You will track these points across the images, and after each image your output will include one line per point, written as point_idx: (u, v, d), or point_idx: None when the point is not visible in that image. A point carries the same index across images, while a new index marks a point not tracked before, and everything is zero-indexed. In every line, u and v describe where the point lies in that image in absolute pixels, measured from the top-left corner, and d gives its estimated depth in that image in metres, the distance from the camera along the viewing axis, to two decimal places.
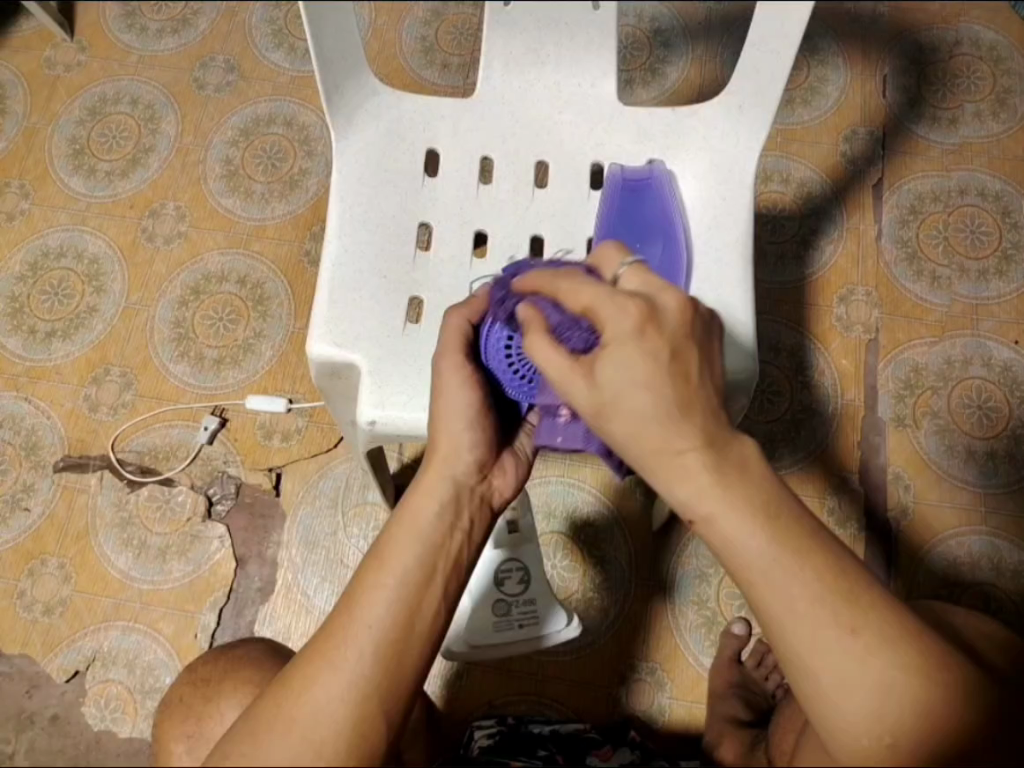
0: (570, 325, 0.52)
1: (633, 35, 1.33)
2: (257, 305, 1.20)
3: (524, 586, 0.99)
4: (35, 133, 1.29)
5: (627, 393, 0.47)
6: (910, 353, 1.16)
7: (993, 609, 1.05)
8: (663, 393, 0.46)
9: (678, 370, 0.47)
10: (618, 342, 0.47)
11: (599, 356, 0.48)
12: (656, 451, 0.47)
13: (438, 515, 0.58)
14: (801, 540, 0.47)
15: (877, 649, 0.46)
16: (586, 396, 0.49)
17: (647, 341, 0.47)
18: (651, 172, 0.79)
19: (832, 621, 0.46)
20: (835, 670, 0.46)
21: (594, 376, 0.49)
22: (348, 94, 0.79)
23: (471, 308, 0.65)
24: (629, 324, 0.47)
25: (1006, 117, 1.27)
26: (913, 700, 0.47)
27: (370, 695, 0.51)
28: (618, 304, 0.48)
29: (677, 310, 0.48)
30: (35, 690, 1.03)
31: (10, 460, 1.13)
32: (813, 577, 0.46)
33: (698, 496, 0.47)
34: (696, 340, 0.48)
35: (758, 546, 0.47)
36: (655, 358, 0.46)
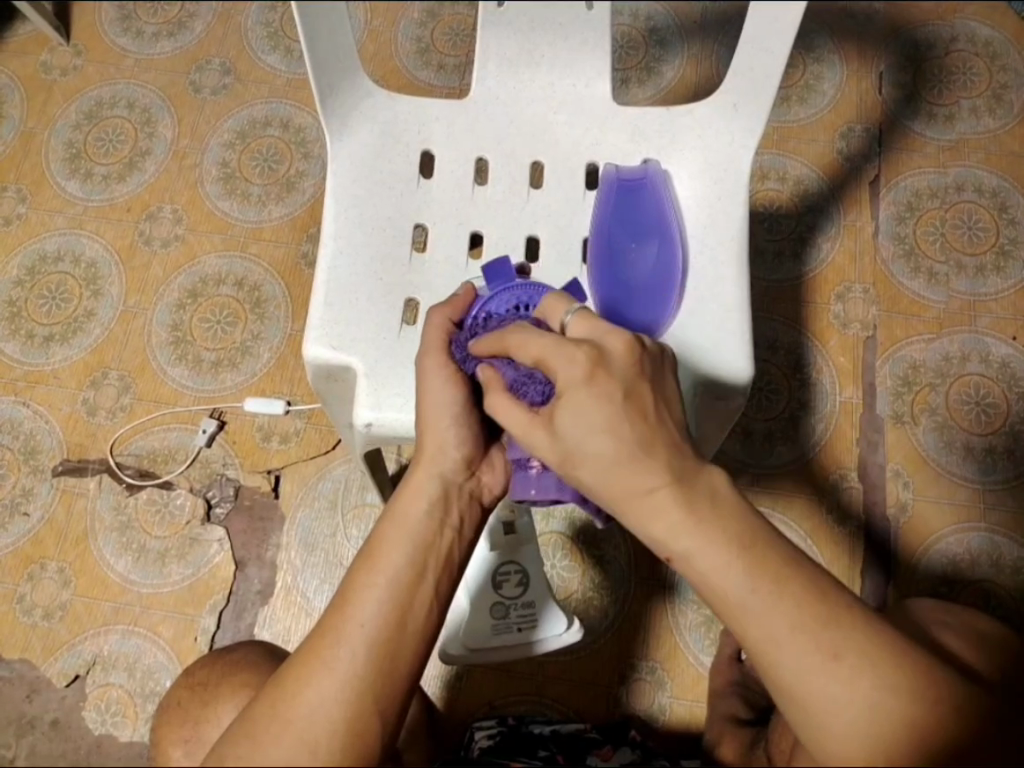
0: (525, 379, 0.57)
1: (629, 34, 1.33)
2: (255, 307, 1.20)
3: (523, 588, 0.99)
4: (31, 137, 1.29)
5: (585, 440, 0.50)
6: (907, 350, 1.16)
7: (993, 606, 1.05)
8: (622, 436, 0.49)
9: (633, 409, 0.50)
10: (571, 389, 0.51)
11: (556, 406, 0.51)
12: (623, 493, 0.50)
13: (427, 513, 0.59)
14: (777, 573, 0.47)
15: (863, 669, 0.46)
16: (549, 447, 0.52)
17: (597, 386, 0.50)
18: (646, 172, 0.79)
19: (813, 648, 0.46)
20: (821, 693, 0.46)
21: (553, 426, 0.52)
22: (342, 95, 0.79)
23: (452, 309, 0.67)
24: (579, 371, 0.51)
25: (1003, 113, 1.27)
26: (905, 717, 0.46)
27: (364, 693, 0.52)
28: (567, 354, 0.51)
29: (622, 353, 0.51)
30: (35, 694, 1.03)
31: (9, 464, 1.13)
32: (791, 606, 0.47)
33: (673, 533, 0.49)
34: (645, 378, 0.51)
35: (736, 580, 0.47)
36: (609, 400, 0.49)
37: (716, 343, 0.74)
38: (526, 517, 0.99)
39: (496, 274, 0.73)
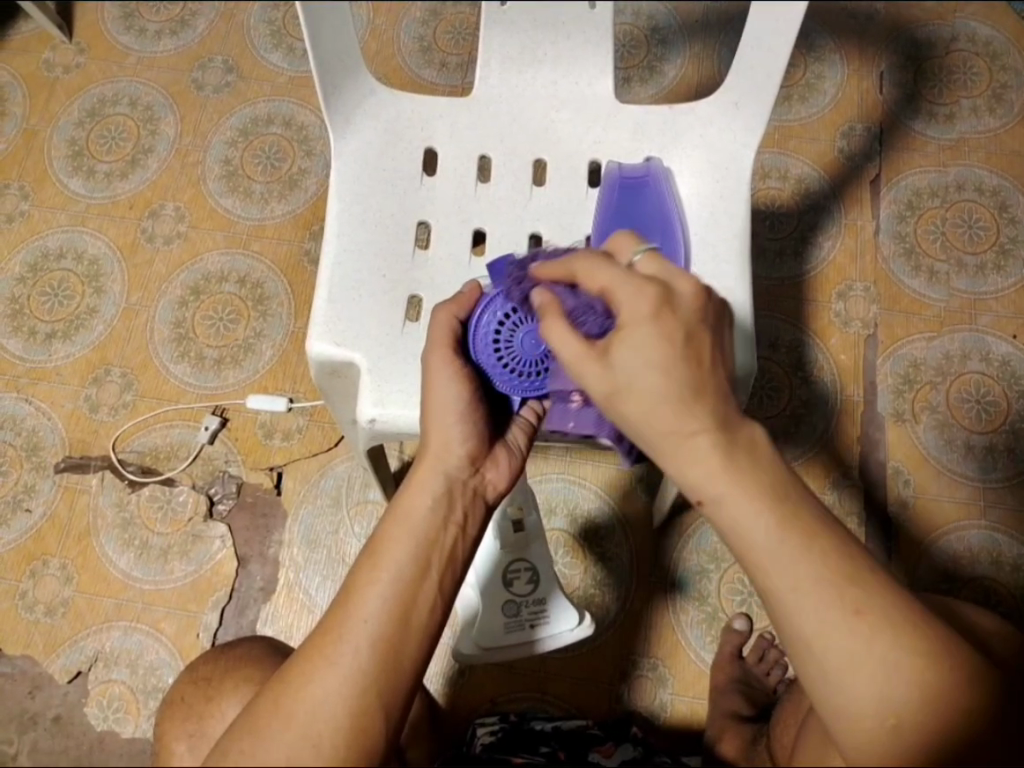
0: (586, 309, 0.55)
1: (631, 33, 1.33)
2: (257, 304, 1.20)
3: (532, 586, 0.99)
4: (34, 135, 1.29)
5: (642, 375, 0.48)
6: (908, 348, 1.17)
7: (993, 602, 1.05)
8: (678, 377, 0.48)
9: (692, 351, 0.49)
10: (634, 324, 0.49)
11: (614, 340, 0.50)
12: (665, 433, 0.49)
13: (432, 509, 0.59)
14: (808, 526, 0.48)
15: (882, 629, 0.46)
16: (598, 379, 0.50)
17: (662, 323, 0.49)
18: (648, 170, 0.79)
19: (836, 602, 0.46)
20: (838, 648, 0.46)
21: (607, 360, 0.50)
22: (346, 94, 0.79)
23: (459, 304, 0.66)
24: (645, 307, 0.49)
25: (1003, 112, 1.27)
26: (920, 679, 0.46)
27: (367, 687, 0.52)
28: (636, 288, 0.51)
29: (690, 299, 0.51)
30: (37, 691, 1.03)
31: (11, 461, 1.13)
32: (817, 557, 0.47)
33: (708, 477, 0.48)
34: (707, 326, 0.50)
35: (764, 527, 0.47)
36: (670, 340, 0.49)
37: None
38: (533, 515, 0.98)
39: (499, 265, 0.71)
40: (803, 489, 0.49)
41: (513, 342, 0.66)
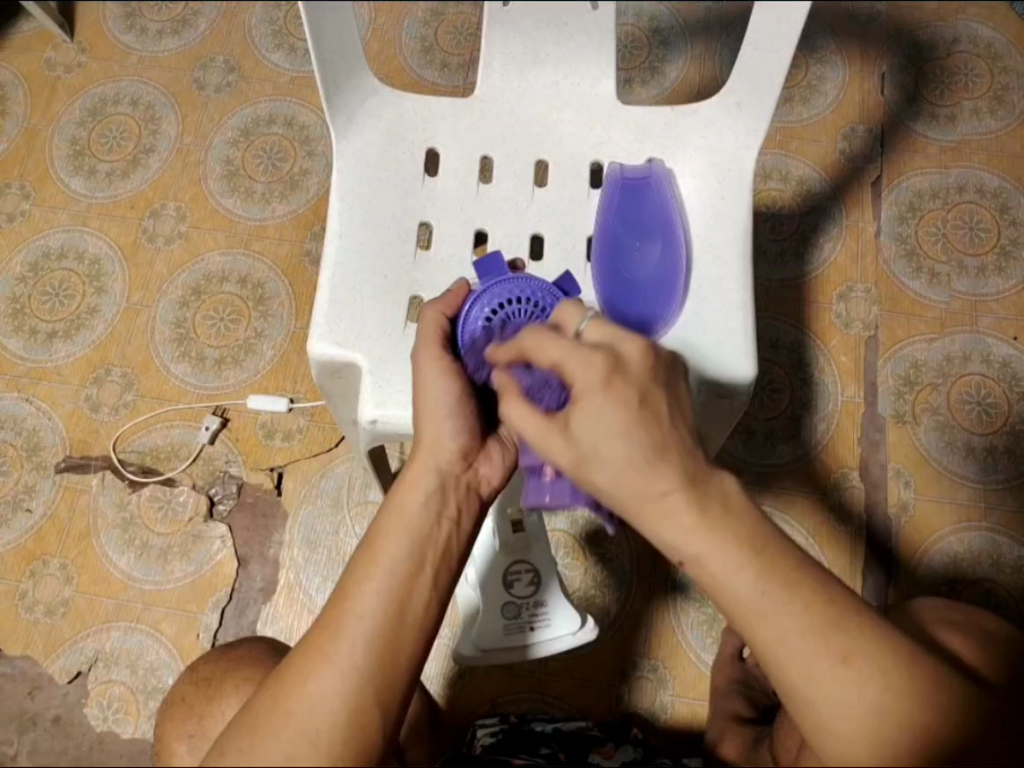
0: (543, 384, 0.58)
1: (632, 33, 1.33)
2: (258, 305, 1.20)
3: (533, 587, 0.99)
4: (35, 134, 1.29)
5: (603, 443, 0.48)
6: (909, 350, 1.17)
7: (993, 604, 1.05)
8: (641, 440, 0.48)
9: (649, 414, 0.48)
10: (588, 395, 0.49)
11: (572, 411, 0.50)
12: (637, 496, 0.48)
13: (425, 505, 0.59)
14: (788, 577, 0.47)
15: (872, 674, 0.46)
16: (563, 452, 0.51)
17: (614, 390, 0.49)
18: (650, 171, 0.79)
19: (826, 650, 0.46)
20: (829, 696, 0.46)
21: (570, 432, 0.50)
22: (348, 94, 0.79)
23: (445, 303, 0.68)
24: (596, 377, 0.49)
25: (1004, 114, 1.27)
26: (909, 717, 0.47)
27: (365, 683, 0.52)
28: (585, 359, 0.50)
29: (640, 360, 0.50)
30: (37, 691, 1.03)
31: (11, 461, 1.13)
32: (801, 607, 0.47)
33: (686, 536, 0.48)
34: (661, 384, 0.50)
35: (746, 582, 0.47)
36: (626, 405, 0.48)
37: (720, 340, 0.74)
38: (532, 515, 0.99)
39: (489, 268, 0.75)
40: (779, 536, 0.49)
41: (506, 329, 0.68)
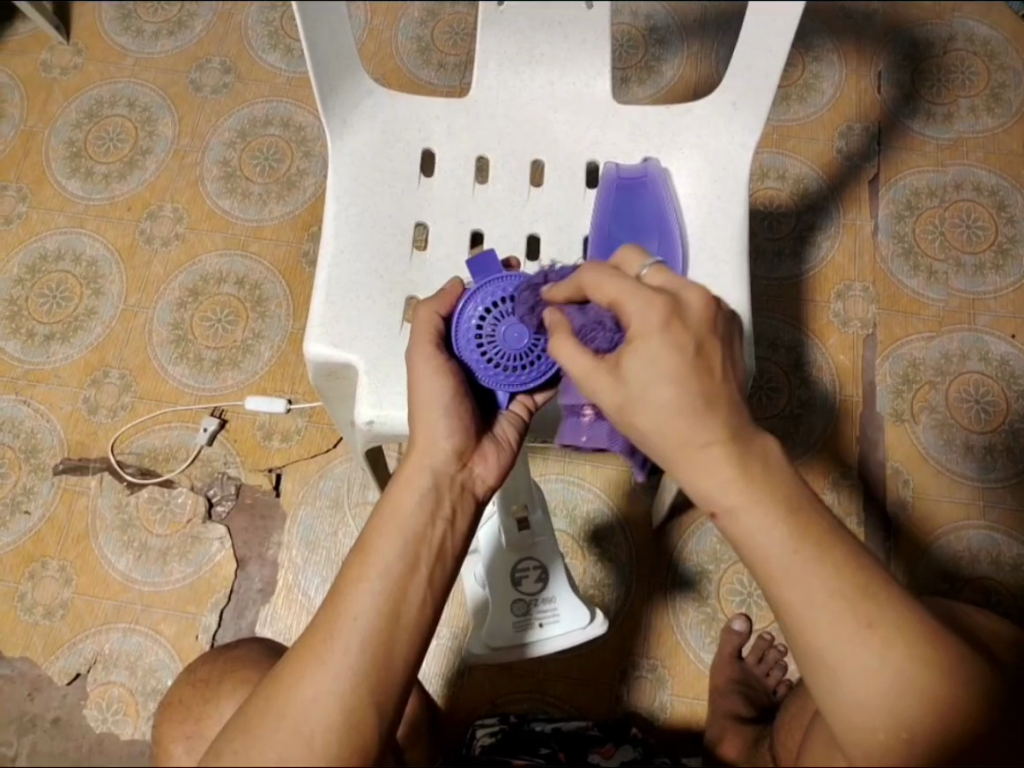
0: (595, 325, 0.56)
1: (629, 33, 1.33)
2: (256, 306, 1.20)
3: (541, 586, 0.99)
4: (32, 136, 1.29)
5: (654, 384, 0.49)
6: (907, 348, 1.17)
7: (992, 602, 1.05)
8: (690, 385, 0.48)
9: (702, 364, 0.49)
10: (645, 336, 0.49)
11: (625, 351, 0.50)
12: (680, 443, 0.49)
13: (419, 503, 0.59)
14: (821, 537, 0.48)
15: (896, 640, 0.47)
16: (610, 391, 0.51)
17: (672, 334, 0.49)
18: (646, 170, 0.78)
19: (849, 613, 0.47)
20: (849, 656, 0.47)
21: (619, 371, 0.51)
22: (342, 95, 0.78)
23: (441, 302, 0.67)
24: (655, 319, 0.49)
25: (1001, 112, 1.27)
26: (929, 689, 0.47)
27: (359, 685, 0.52)
28: (645, 300, 0.50)
29: (700, 309, 0.50)
30: (37, 693, 1.03)
31: (9, 463, 1.13)
32: (832, 572, 0.48)
33: (724, 488, 0.49)
34: (718, 335, 0.50)
35: (779, 540, 0.48)
36: (680, 351, 0.48)
37: None
38: (538, 513, 0.97)
39: (481, 268, 0.69)
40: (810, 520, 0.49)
41: (496, 334, 0.66)
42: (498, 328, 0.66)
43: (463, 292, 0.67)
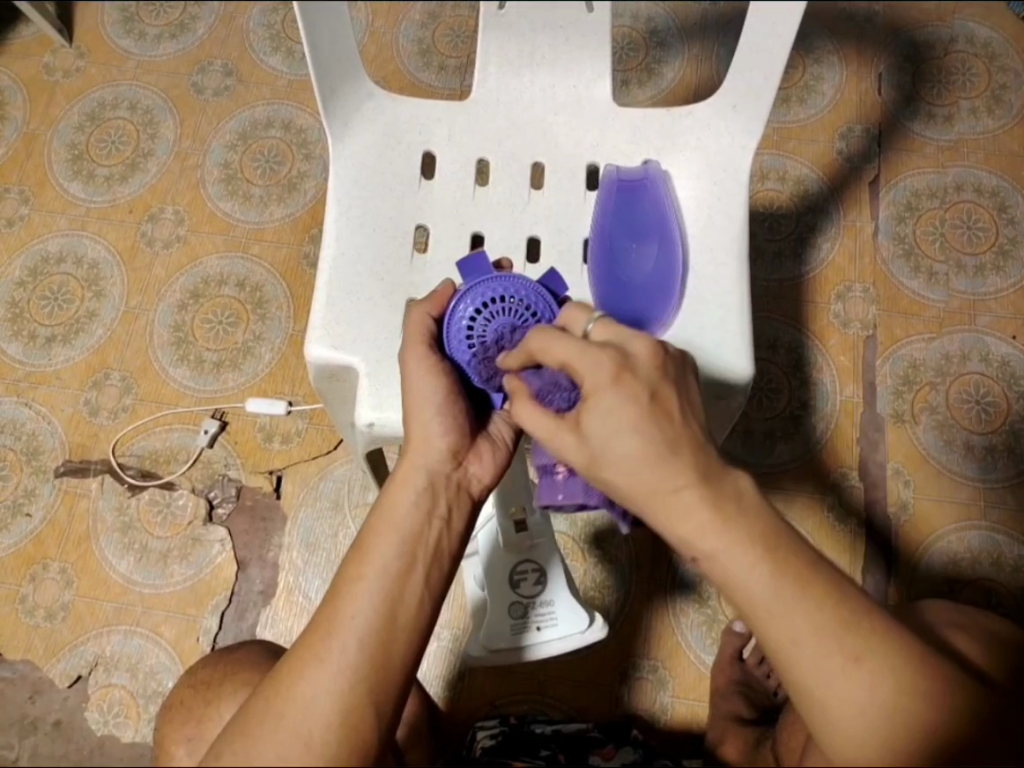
0: (551, 387, 0.57)
1: (630, 35, 1.33)
2: (257, 307, 1.21)
3: (540, 588, 0.99)
4: (34, 139, 1.30)
5: (614, 439, 0.49)
6: (907, 350, 1.17)
7: (993, 604, 1.05)
8: (650, 438, 0.48)
9: (659, 412, 0.49)
10: (598, 393, 0.50)
11: (582, 410, 0.51)
12: (650, 493, 0.49)
13: (415, 503, 0.59)
14: (800, 575, 0.48)
15: (883, 672, 0.47)
16: (576, 450, 0.51)
17: (624, 387, 0.49)
18: (646, 172, 0.80)
19: (838, 649, 0.47)
20: (837, 695, 0.47)
21: (580, 430, 0.51)
22: (343, 97, 0.79)
23: (434, 303, 0.67)
24: (606, 373, 0.50)
25: (1001, 113, 1.27)
26: (915, 719, 0.48)
27: (357, 684, 0.52)
28: (593, 357, 0.51)
29: (648, 358, 0.51)
30: (38, 695, 1.03)
31: (11, 465, 1.13)
32: (815, 604, 0.47)
33: (698, 534, 0.48)
34: (670, 380, 0.50)
35: (759, 581, 0.47)
36: (636, 402, 0.49)
37: (719, 341, 0.74)
38: (536, 515, 0.97)
39: (471, 270, 0.70)
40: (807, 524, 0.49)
41: (487, 334, 0.66)
42: (489, 329, 0.66)
43: (455, 292, 0.67)
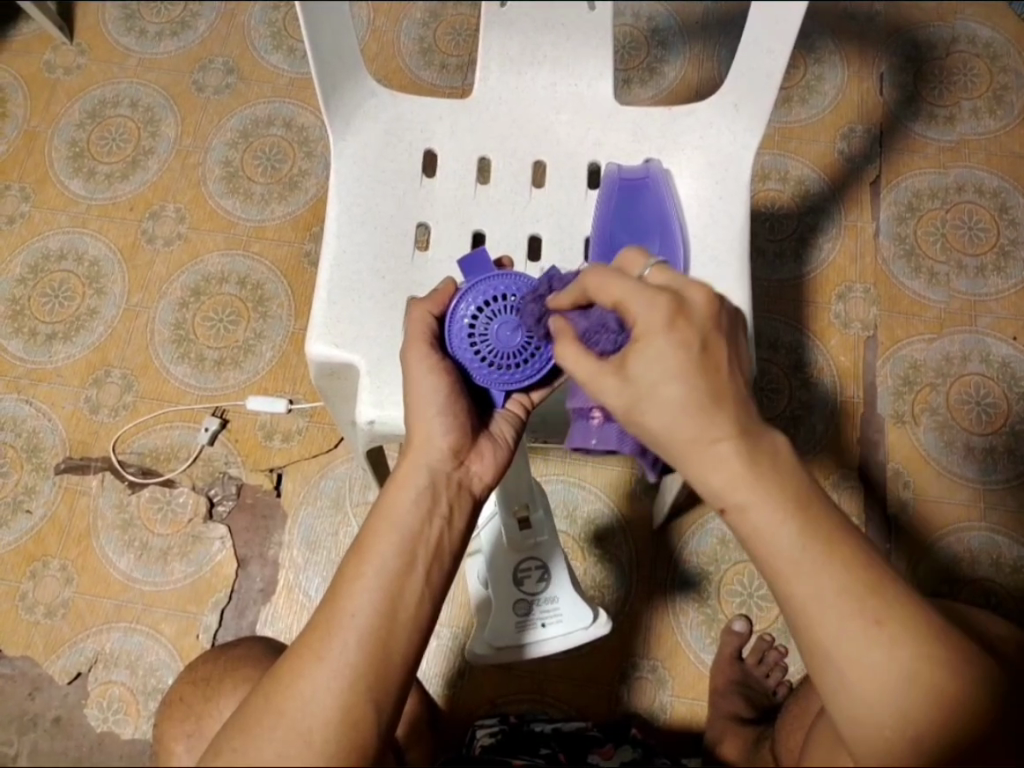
0: (599, 327, 0.55)
1: (630, 35, 1.33)
2: (258, 305, 1.21)
3: (543, 586, 0.99)
4: (34, 136, 1.30)
5: (661, 382, 0.49)
6: (907, 350, 1.17)
7: (993, 604, 1.05)
8: (696, 386, 0.49)
9: (708, 361, 0.49)
10: (650, 336, 0.50)
11: (630, 351, 0.51)
12: (689, 441, 0.49)
13: (415, 502, 0.59)
14: (829, 536, 0.49)
15: (905, 639, 0.47)
16: (618, 393, 0.51)
17: (676, 331, 0.49)
18: (648, 172, 0.79)
19: (860, 612, 0.47)
20: (857, 658, 0.47)
21: (624, 373, 0.51)
22: (345, 95, 0.79)
23: (434, 301, 0.67)
24: (661, 316, 0.49)
25: (1003, 113, 1.27)
26: (938, 686, 0.47)
27: (357, 681, 0.52)
28: (648, 299, 0.50)
29: (703, 305, 0.50)
30: (38, 692, 1.03)
31: (11, 462, 1.14)
32: (841, 567, 0.48)
33: (726, 488, 0.49)
34: (723, 332, 0.50)
35: (788, 537, 0.48)
36: (686, 348, 0.49)
37: None
38: (540, 515, 0.97)
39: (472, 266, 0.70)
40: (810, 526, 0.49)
41: (488, 332, 0.66)
42: (491, 328, 0.67)
43: (455, 292, 0.67)
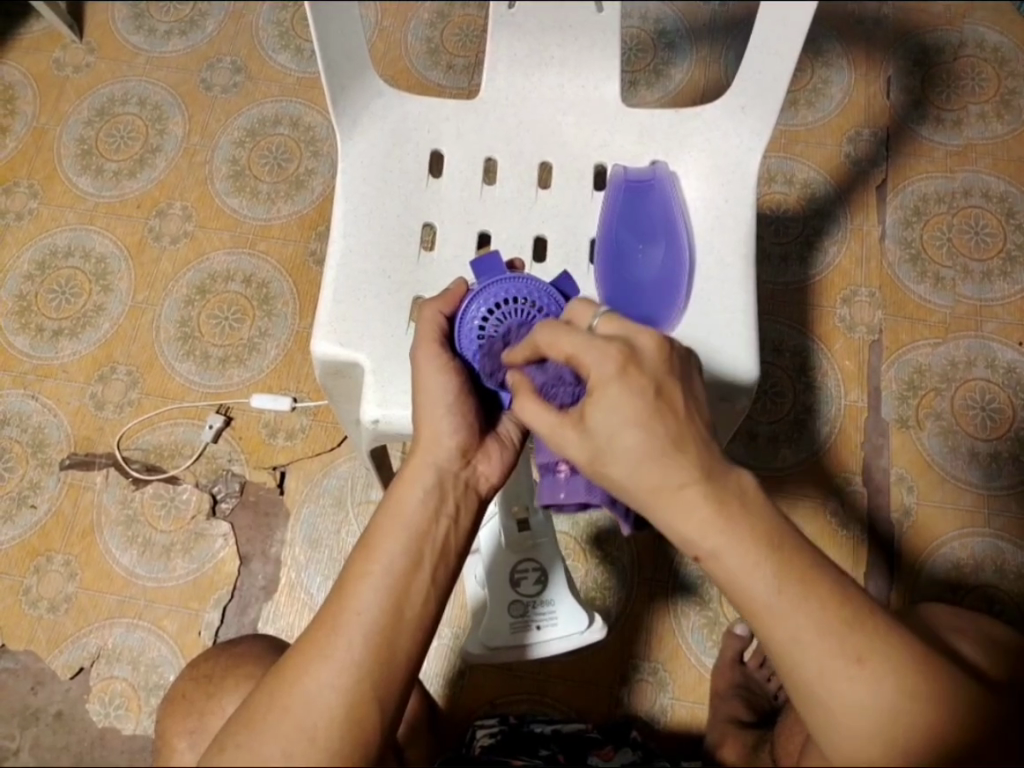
0: (555, 381, 0.57)
1: (638, 36, 1.33)
2: (262, 304, 1.21)
3: (540, 587, 0.99)
4: (43, 134, 1.30)
5: (618, 432, 0.50)
6: (913, 354, 1.16)
7: (996, 610, 1.05)
8: (653, 432, 0.49)
9: (664, 406, 0.50)
10: (603, 386, 0.51)
11: (587, 403, 0.51)
12: (653, 488, 0.50)
13: (422, 501, 0.59)
14: (804, 572, 0.48)
15: (885, 673, 0.47)
16: (578, 446, 0.52)
17: (630, 380, 0.50)
18: (653, 173, 0.80)
19: (840, 649, 0.47)
20: (838, 694, 0.47)
21: (583, 424, 0.52)
22: (353, 94, 0.79)
23: (445, 301, 0.67)
24: (611, 367, 0.50)
25: (1010, 118, 1.27)
26: (922, 720, 0.48)
27: (363, 679, 0.52)
28: (599, 350, 0.51)
29: (653, 351, 0.52)
30: (40, 687, 1.04)
31: (16, 457, 1.14)
32: (817, 606, 0.48)
33: (701, 532, 0.49)
34: (674, 375, 0.52)
35: (763, 582, 0.48)
36: (641, 396, 0.50)
37: (723, 344, 0.74)
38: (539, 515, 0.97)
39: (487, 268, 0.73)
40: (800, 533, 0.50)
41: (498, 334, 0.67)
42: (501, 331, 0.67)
43: (467, 293, 0.68)
